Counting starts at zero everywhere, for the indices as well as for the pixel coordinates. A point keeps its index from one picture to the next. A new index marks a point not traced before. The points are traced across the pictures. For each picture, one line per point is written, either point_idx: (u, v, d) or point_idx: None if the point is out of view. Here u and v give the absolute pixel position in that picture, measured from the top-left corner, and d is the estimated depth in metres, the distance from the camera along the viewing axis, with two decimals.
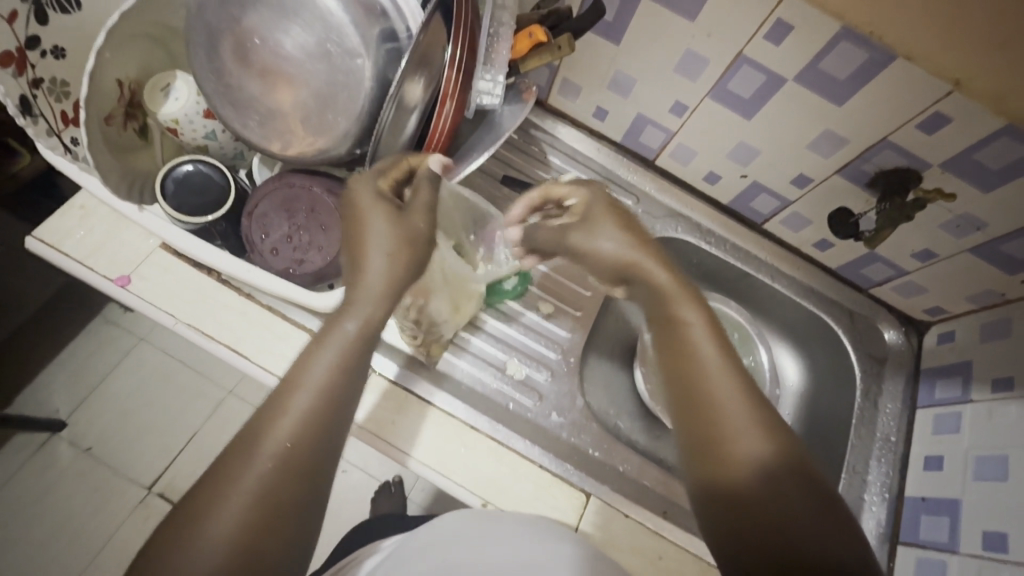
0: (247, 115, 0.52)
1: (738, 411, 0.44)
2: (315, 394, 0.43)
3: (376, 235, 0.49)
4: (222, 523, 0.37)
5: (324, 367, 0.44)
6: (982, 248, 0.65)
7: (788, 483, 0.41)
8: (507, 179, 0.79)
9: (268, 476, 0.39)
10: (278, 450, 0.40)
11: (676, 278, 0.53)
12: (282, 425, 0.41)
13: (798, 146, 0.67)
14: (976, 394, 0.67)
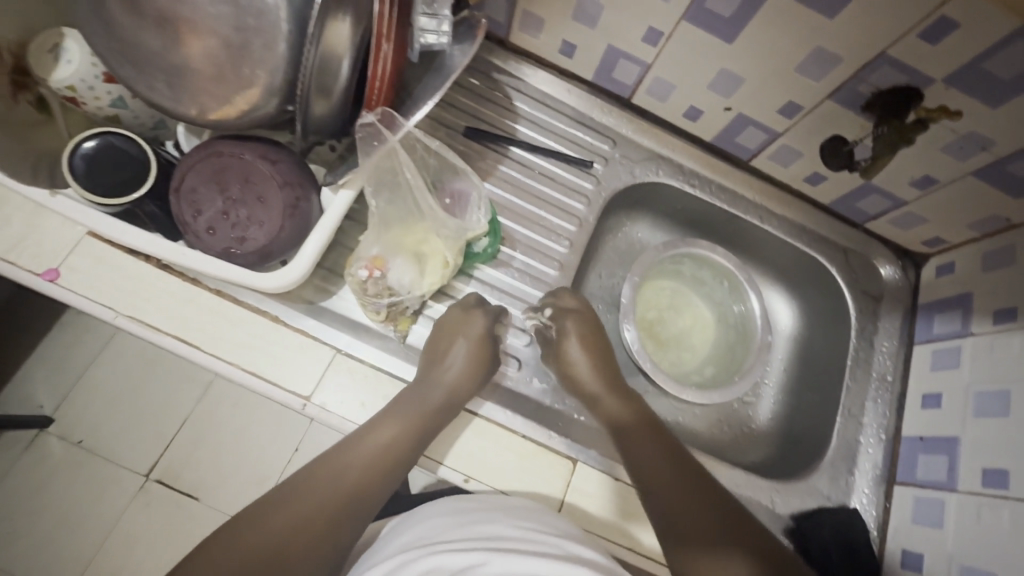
0: (152, 75, 0.45)
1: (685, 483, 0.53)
2: (368, 461, 0.52)
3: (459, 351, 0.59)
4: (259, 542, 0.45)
5: (378, 443, 0.52)
6: (987, 171, 0.60)
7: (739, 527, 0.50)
8: (470, 131, 0.72)
9: (310, 521, 0.47)
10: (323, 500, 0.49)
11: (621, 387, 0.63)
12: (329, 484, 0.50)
13: (785, 70, 0.60)
14: (977, 327, 0.63)
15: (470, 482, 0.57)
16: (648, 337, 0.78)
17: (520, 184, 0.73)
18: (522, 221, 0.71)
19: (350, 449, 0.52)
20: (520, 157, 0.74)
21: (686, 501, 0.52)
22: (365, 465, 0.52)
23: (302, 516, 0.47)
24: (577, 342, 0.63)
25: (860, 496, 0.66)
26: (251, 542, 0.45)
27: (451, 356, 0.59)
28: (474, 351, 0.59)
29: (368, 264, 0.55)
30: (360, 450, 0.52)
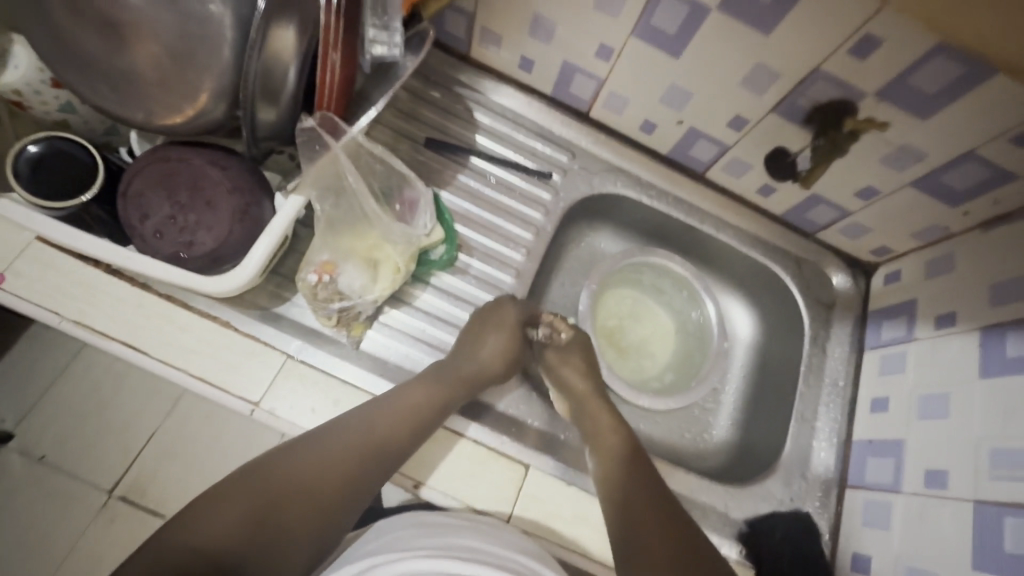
0: (96, 81, 0.45)
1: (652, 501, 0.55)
2: (394, 430, 0.53)
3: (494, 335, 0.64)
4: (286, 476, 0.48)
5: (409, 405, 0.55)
6: (923, 181, 0.62)
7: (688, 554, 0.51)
8: (430, 142, 0.74)
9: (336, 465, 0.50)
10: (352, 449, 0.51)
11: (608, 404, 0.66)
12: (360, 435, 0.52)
13: (731, 85, 0.63)
14: (921, 332, 0.65)
15: (420, 488, 0.56)
16: (608, 344, 0.79)
17: (479, 193, 0.74)
18: (480, 230, 0.72)
19: (381, 413, 0.54)
20: (480, 168, 0.75)
21: (644, 522, 0.53)
22: (394, 433, 0.53)
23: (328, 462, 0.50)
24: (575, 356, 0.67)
25: (813, 499, 0.66)
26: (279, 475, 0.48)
27: (486, 345, 0.63)
28: (507, 345, 0.63)
29: (318, 268, 0.56)
30: (389, 419, 0.53)
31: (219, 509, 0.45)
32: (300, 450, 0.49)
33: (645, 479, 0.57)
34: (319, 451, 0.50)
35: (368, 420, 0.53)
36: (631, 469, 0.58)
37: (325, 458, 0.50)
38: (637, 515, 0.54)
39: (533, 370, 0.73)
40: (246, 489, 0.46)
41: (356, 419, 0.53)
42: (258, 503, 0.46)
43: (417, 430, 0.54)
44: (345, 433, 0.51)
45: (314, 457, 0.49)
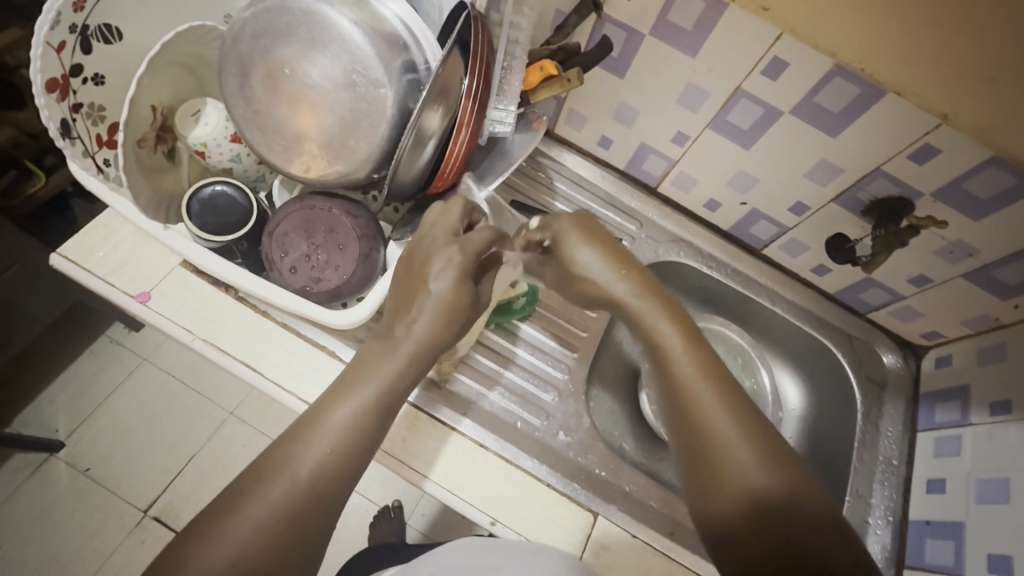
0: (273, 140, 0.56)
1: (730, 432, 0.47)
2: (324, 462, 0.48)
3: (427, 300, 0.53)
4: (227, 546, 0.43)
5: (347, 415, 0.50)
6: (976, 274, 0.67)
7: (777, 499, 0.44)
8: (514, 202, 0.81)
9: (282, 509, 0.46)
10: (301, 484, 0.47)
11: (651, 296, 0.56)
12: (303, 464, 0.48)
13: (795, 175, 0.70)
14: (976, 417, 0.68)
15: (497, 525, 0.59)
16: None
17: None
18: None
19: (306, 440, 0.49)
20: None
21: (718, 444, 0.47)
22: (323, 467, 0.48)
23: (267, 512, 0.45)
24: (588, 250, 0.58)
25: None
26: (219, 547, 0.43)
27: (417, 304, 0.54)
28: (444, 302, 0.53)
29: None
30: (317, 443, 0.49)
31: None
32: (218, 518, 0.45)
33: (722, 391, 0.50)
34: (237, 514, 0.45)
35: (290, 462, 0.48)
36: (750, 450, 0.46)
37: (243, 523, 0.44)
38: (761, 508, 0.44)
39: (594, 420, 0.76)
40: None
41: (279, 460, 0.48)
42: None
43: (350, 452, 0.49)
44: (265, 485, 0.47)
45: (232, 525, 0.44)
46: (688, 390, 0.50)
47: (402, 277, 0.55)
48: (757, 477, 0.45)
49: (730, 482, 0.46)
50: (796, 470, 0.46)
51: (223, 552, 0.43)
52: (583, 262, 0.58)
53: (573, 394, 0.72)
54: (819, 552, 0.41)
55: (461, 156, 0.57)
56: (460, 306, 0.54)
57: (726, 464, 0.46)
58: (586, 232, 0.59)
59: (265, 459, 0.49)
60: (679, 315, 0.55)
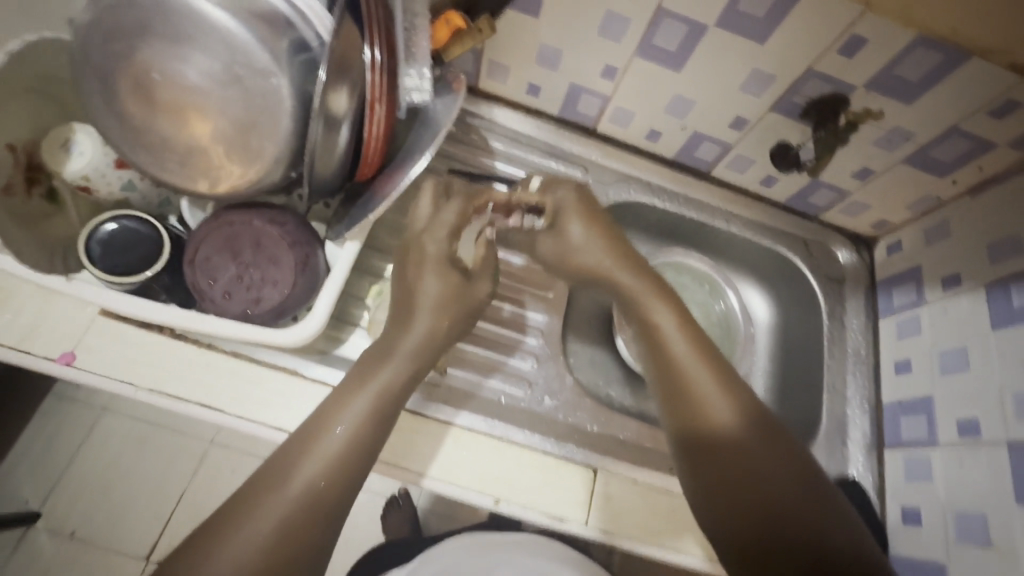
0: (165, 158, 0.49)
1: (718, 403, 0.54)
2: (333, 464, 0.49)
3: (428, 295, 0.57)
4: (244, 545, 0.44)
5: (358, 411, 0.51)
6: (915, 157, 0.68)
7: (756, 458, 0.51)
8: (453, 172, 0.76)
9: (294, 507, 0.46)
10: (313, 484, 0.48)
11: (642, 280, 0.62)
12: (315, 462, 0.48)
13: (730, 90, 0.68)
14: (930, 294, 0.71)
15: (501, 505, 0.59)
16: None
17: None
18: None
19: (320, 439, 0.50)
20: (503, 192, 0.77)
21: (707, 413, 0.53)
22: (325, 481, 0.48)
23: (281, 511, 0.46)
24: (579, 228, 0.64)
25: (854, 463, 0.71)
26: (237, 548, 0.44)
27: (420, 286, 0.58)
28: (444, 296, 0.58)
29: None
30: (329, 440, 0.49)
31: None
32: (232, 519, 0.45)
33: (711, 366, 0.56)
34: (235, 531, 0.45)
35: (287, 478, 0.48)
36: (733, 415, 0.53)
37: (241, 539, 0.44)
38: (741, 464, 0.51)
39: (576, 376, 0.76)
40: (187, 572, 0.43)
41: (277, 476, 0.48)
42: None
43: (351, 461, 0.49)
44: (260, 503, 0.46)
45: (237, 533, 0.44)
46: (678, 367, 0.56)
47: (399, 276, 0.60)
48: (738, 440, 0.52)
49: (717, 445, 0.52)
50: (765, 426, 0.53)
51: (237, 550, 0.44)
52: (573, 247, 0.64)
53: (550, 357, 0.71)
54: (789, 499, 0.49)
55: (380, 137, 0.52)
56: (461, 300, 0.59)
57: (712, 430, 0.53)
58: (584, 215, 0.64)
59: (260, 476, 0.48)
60: (667, 298, 0.61)
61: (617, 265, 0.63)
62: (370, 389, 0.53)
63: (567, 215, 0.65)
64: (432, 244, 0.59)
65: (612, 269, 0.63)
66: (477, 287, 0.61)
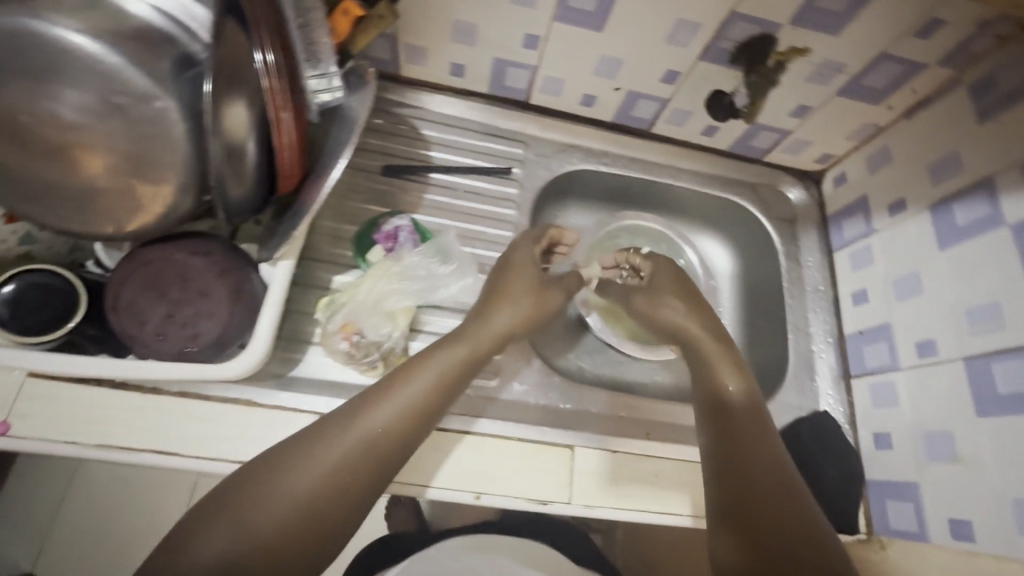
0: (58, 206, 0.46)
1: (764, 467, 0.54)
2: (401, 419, 0.52)
3: (516, 291, 0.62)
4: (315, 470, 0.49)
5: (434, 375, 0.54)
6: (848, 88, 0.68)
7: (789, 530, 0.51)
8: (387, 168, 0.73)
9: (361, 447, 0.50)
10: (381, 432, 0.51)
11: (721, 346, 0.61)
12: (388, 409, 0.52)
13: (657, 44, 0.65)
14: (878, 222, 0.72)
15: (483, 498, 0.58)
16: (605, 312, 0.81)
17: (449, 204, 0.73)
18: (464, 219, 0.73)
19: (397, 389, 0.53)
20: (442, 180, 0.74)
21: (753, 466, 0.54)
22: (380, 429, 0.51)
23: (349, 447, 0.50)
24: (671, 298, 0.65)
25: (825, 396, 0.72)
26: (311, 472, 0.49)
27: (515, 289, 0.62)
28: (530, 300, 0.62)
29: (342, 333, 0.56)
30: (406, 389, 0.53)
31: (257, 502, 0.47)
32: (309, 446, 0.50)
33: (768, 440, 0.56)
34: (310, 456, 0.49)
35: (345, 427, 0.51)
36: (771, 482, 0.53)
37: (313, 466, 0.49)
38: (774, 532, 0.51)
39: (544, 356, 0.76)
40: (264, 481, 0.48)
41: (337, 423, 0.51)
42: (274, 498, 0.47)
43: (418, 418, 0.53)
44: (318, 446, 0.50)
45: (312, 458, 0.49)
46: (735, 425, 0.57)
47: (496, 273, 0.64)
48: (779, 511, 0.52)
49: (756, 505, 0.52)
50: (807, 507, 0.52)
51: (309, 474, 0.49)
52: (660, 315, 0.64)
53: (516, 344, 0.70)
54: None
55: (289, 143, 0.49)
56: (541, 308, 0.62)
57: (752, 489, 0.53)
58: (676, 283, 0.67)
59: (319, 424, 0.52)
60: (737, 364, 0.60)
61: (697, 322, 0.63)
62: (441, 358, 0.55)
63: (661, 280, 0.68)
64: (522, 244, 0.66)
65: (692, 326, 0.62)
66: (551, 295, 0.64)
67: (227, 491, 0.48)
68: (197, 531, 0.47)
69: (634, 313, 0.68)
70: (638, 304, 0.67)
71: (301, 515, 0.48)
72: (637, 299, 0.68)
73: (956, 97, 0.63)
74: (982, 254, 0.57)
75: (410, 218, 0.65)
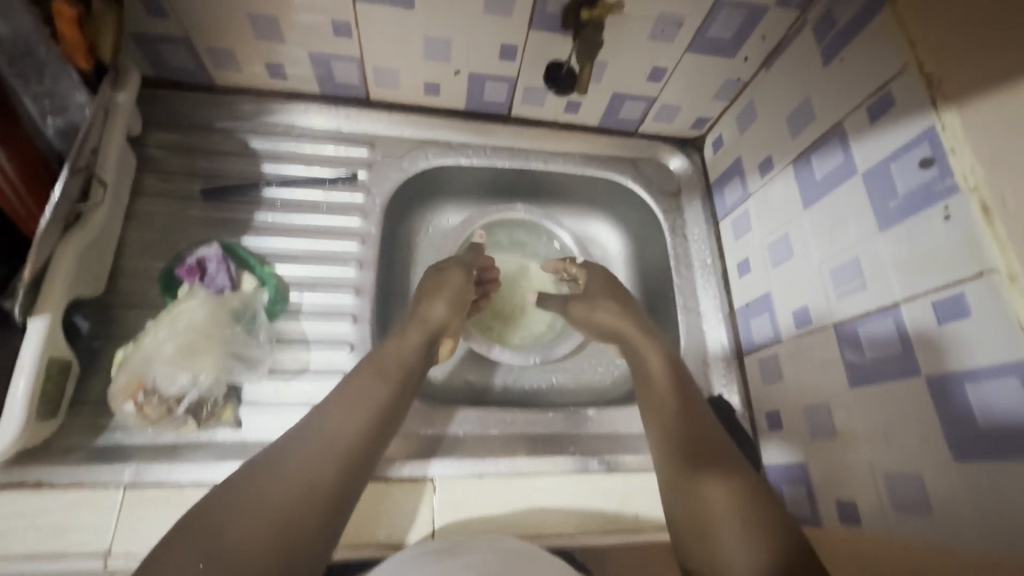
0: None
1: (686, 410, 0.53)
2: (369, 412, 0.48)
3: (431, 285, 0.62)
4: (292, 473, 0.42)
5: (387, 370, 0.52)
6: (696, 44, 0.62)
7: (715, 454, 0.49)
8: (207, 192, 0.65)
9: (338, 444, 0.45)
10: (350, 427, 0.47)
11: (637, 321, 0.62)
12: (353, 405, 0.48)
13: (477, 17, 0.58)
14: (753, 185, 0.67)
15: None
16: (486, 317, 0.76)
17: (286, 222, 0.66)
18: (302, 236, 0.66)
19: (353, 386, 0.50)
20: (275, 197, 0.67)
21: (682, 411, 0.53)
22: (347, 433, 0.46)
23: (326, 445, 0.45)
24: (599, 294, 0.65)
25: (716, 377, 0.67)
26: (289, 479, 0.41)
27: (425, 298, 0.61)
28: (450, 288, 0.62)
29: (127, 392, 0.51)
30: (367, 385, 0.50)
31: (223, 527, 0.37)
32: (272, 458, 0.43)
33: (690, 385, 0.56)
34: (281, 463, 0.42)
35: (311, 438, 0.45)
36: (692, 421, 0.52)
37: (289, 471, 0.42)
38: (707, 459, 0.49)
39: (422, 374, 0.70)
40: (218, 508, 0.39)
41: (296, 439, 0.45)
42: (243, 514, 0.38)
43: (382, 412, 0.49)
44: (282, 464, 0.42)
45: (282, 465, 0.42)
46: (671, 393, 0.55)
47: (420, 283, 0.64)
48: (704, 445, 0.50)
49: (688, 442, 0.50)
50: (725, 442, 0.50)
51: (284, 482, 0.41)
52: (599, 317, 0.63)
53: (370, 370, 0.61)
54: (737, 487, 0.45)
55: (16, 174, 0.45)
56: (461, 296, 0.63)
57: (686, 429, 0.52)
58: (610, 288, 0.66)
59: (272, 447, 0.44)
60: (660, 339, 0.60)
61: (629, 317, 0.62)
62: (391, 362, 0.53)
63: (596, 287, 0.66)
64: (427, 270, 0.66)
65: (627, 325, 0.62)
66: (450, 274, 0.63)
67: (162, 540, 0.37)
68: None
69: (578, 322, 0.66)
70: (576, 311, 0.66)
71: (284, 527, 0.39)
72: (576, 308, 0.66)
73: (803, 39, 0.58)
74: (841, 207, 0.52)
75: (219, 243, 0.60)
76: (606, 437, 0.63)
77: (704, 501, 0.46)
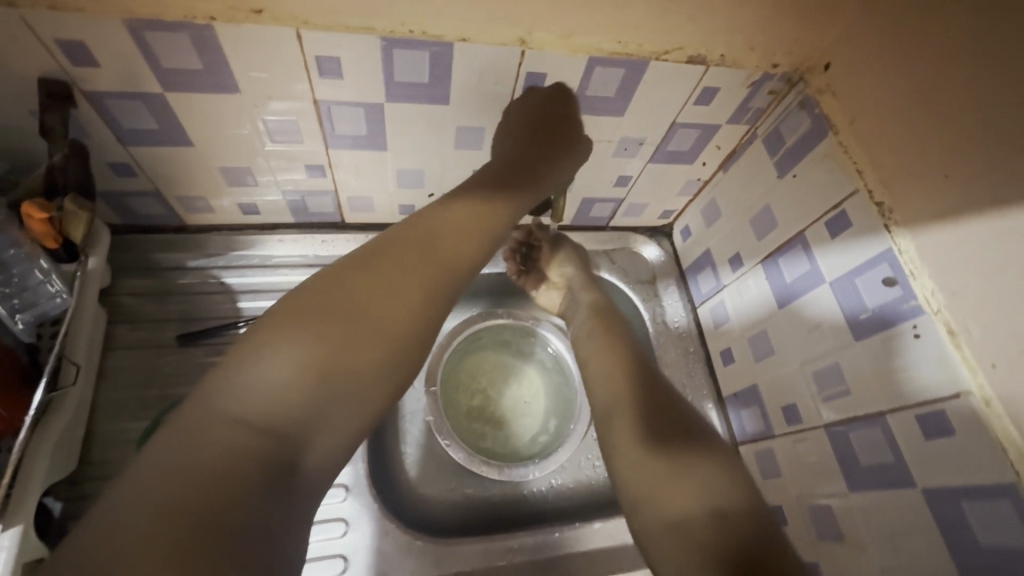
0: None
1: (633, 382, 0.56)
2: (470, 234, 0.48)
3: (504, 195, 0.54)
4: (395, 292, 0.42)
5: (489, 204, 0.51)
6: (659, 156, 0.65)
7: (657, 423, 0.52)
8: (183, 337, 0.63)
9: (441, 266, 0.45)
10: (453, 250, 0.46)
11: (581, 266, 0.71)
12: (456, 228, 0.47)
13: (450, 150, 0.60)
14: (724, 278, 0.69)
15: None
16: (481, 422, 0.74)
17: None
18: None
19: (452, 210, 0.48)
20: None
21: (635, 385, 0.56)
22: (446, 258, 0.46)
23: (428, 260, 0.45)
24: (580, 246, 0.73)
25: None
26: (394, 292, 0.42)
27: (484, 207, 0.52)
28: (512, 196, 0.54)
29: None
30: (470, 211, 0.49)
31: (337, 331, 0.40)
32: (380, 268, 0.43)
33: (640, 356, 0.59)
34: (387, 278, 0.43)
35: (412, 257, 0.44)
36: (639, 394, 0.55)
37: (393, 288, 0.43)
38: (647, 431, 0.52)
39: (420, 499, 0.67)
40: (326, 311, 0.40)
41: (398, 254, 0.44)
42: (351, 324, 0.40)
43: (478, 236, 0.48)
44: (397, 274, 0.43)
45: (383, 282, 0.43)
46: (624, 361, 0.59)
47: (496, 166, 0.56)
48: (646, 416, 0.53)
49: (633, 410, 0.54)
50: (670, 413, 0.53)
51: (391, 295, 0.42)
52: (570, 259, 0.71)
53: (368, 514, 0.59)
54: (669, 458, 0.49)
55: None
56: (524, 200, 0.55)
57: (634, 398, 0.55)
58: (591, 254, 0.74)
59: (388, 250, 0.45)
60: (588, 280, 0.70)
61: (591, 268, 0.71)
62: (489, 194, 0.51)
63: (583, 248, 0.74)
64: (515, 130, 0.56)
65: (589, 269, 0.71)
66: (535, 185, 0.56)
67: (260, 333, 0.39)
68: (224, 390, 0.36)
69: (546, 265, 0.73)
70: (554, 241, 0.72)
71: (390, 340, 0.41)
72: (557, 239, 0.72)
73: (757, 150, 0.61)
74: (815, 309, 0.55)
75: None
76: (613, 553, 0.62)
77: (633, 466, 0.51)
